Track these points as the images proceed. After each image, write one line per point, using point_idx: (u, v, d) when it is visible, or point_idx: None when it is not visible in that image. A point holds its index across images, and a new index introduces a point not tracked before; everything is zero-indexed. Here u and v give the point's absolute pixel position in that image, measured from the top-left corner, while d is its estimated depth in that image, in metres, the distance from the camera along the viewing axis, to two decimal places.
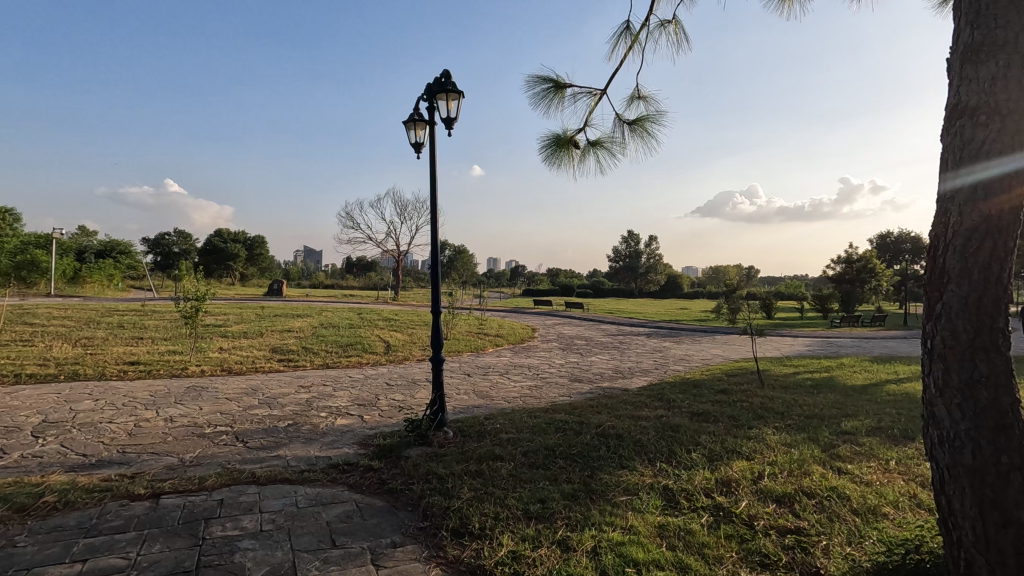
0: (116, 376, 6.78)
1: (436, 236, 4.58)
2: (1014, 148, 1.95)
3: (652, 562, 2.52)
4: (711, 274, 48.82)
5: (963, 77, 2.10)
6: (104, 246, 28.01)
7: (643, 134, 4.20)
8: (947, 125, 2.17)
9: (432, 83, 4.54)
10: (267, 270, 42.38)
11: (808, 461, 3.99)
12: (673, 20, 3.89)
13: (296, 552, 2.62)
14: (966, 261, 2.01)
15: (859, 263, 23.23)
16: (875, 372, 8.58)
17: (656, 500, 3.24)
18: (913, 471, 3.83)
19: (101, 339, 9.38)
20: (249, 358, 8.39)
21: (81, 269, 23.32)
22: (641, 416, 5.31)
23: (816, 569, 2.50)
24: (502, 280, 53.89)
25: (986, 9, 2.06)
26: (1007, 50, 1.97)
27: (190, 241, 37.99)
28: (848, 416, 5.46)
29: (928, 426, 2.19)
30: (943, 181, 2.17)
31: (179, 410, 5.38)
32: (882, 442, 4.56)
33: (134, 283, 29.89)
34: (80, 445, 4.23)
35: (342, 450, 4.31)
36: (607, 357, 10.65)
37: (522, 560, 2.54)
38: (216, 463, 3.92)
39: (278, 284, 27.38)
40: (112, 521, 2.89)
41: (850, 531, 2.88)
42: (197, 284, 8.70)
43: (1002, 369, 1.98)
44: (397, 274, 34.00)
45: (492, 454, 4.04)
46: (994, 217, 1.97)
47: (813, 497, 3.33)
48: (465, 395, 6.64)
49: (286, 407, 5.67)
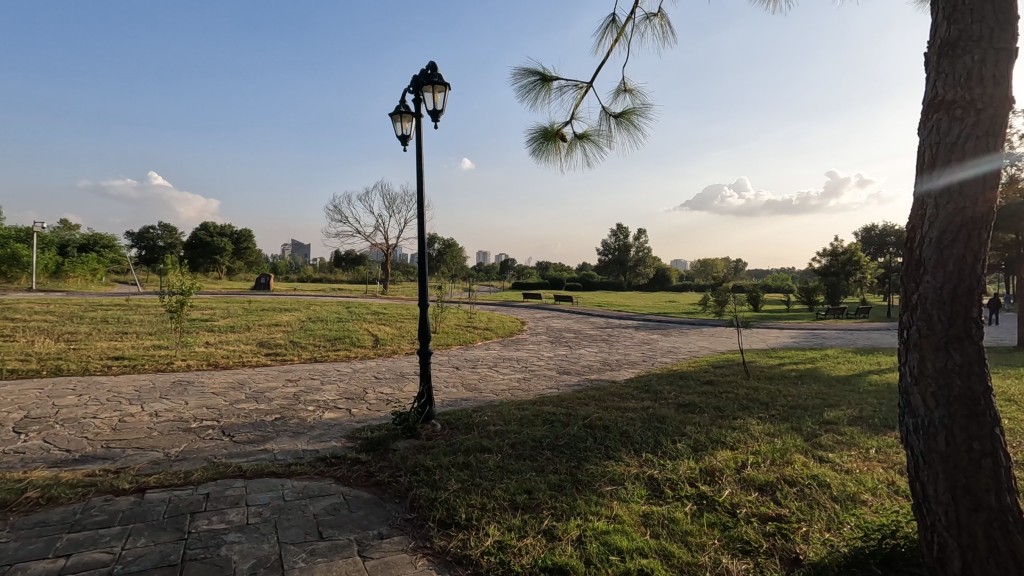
0: (100, 372, 6.71)
1: (423, 227, 4.58)
2: (988, 145, 2.01)
3: (636, 550, 2.56)
4: (699, 269, 49.12)
5: (940, 71, 2.13)
6: (87, 240, 27.50)
7: (629, 128, 4.21)
8: (924, 118, 2.19)
9: (418, 75, 4.51)
10: (255, 264, 41.96)
11: (791, 450, 4.06)
12: (659, 13, 3.88)
13: (283, 545, 2.63)
14: (942, 252, 2.05)
15: (845, 256, 24.05)
16: (858, 363, 8.77)
17: (641, 490, 3.28)
18: (891, 459, 3.92)
19: (84, 335, 9.23)
20: (236, 352, 8.33)
21: (63, 264, 22.92)
22: (628, 407, 5.37)
23: (795, 555, 2.56)
24: (491, 272, 53.91)
25: (963, 4, 2.08)
26: (982, 45, 2.02)
27: (175, 234, 37.62)
28: (831, 406, 5.57)
29: (903, 414, 2.24)
30: (920, 177, 2.19)
31: (164, 405, 5.34)
32: (862, 431, 4.65)
33: (118, 277, 29.54)
34: (63, 441, 4.19)
35: (329, 443, 4.33)
36: (595, 349, 10.73)
37: (508, 550, 2.56)
38: (202, 458, 3.90)
39: (266, 280, 27.28)
40: (96, 516, 2.87)
41: (829, 518, 2.94)
42: (182, 278, 8.57)
43: (974, 358, 2.02)
44: (387, 268, 33.83)
45: (480, 446, 4.06)
46: (970, 209, 2.01)
47: (795, 485, 3.39)
48: (454, 388, 6.68)
49: (273, 401, 5.64)
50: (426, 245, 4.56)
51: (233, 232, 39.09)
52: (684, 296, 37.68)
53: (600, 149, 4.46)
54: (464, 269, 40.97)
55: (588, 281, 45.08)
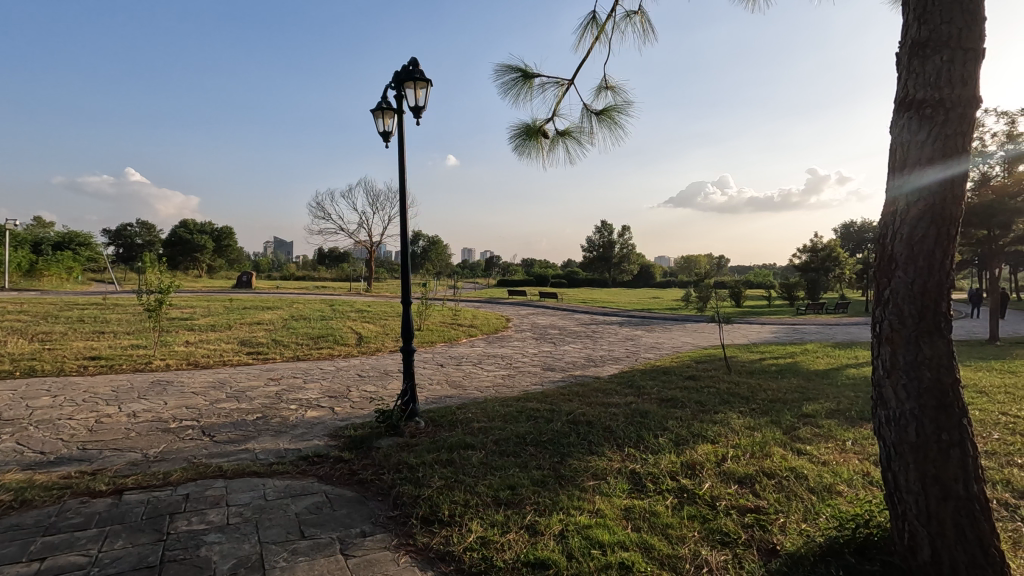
0: (76, 372, 6.58)
1: (405, 223, 4.56)
2: (957, 148, 2.06)
3: (617, 543, 2.59)
4: (683, 265, 49.69)
5: (911, 70, 2.17)
6: (62, 237, 26.81)
7: (610, 125, 4.23)
8: (896, 116, 2.24)
9: (399, 71, 4.49)
10: (236, 261, 41.43)
11: (770, 443, 4.13)
12: (639, 11, 3.90)
13: (264, 544, 2.61)
14: (912, 249, 2.10)
15: (824, 251, 24.70)
16: (836, 357, 8.95)
17: (623, 484, 3.31)
18: (866, 450, 4.00)
19: (59, 335, 9.05)
20: (217, 351, 8.22)
21: (37, 262, 22.39)
22: (611, 402, 5.43)
23: (772, 546, 2.61)
24: (476, 270, 53.85)
25: (932, 5, 2.13)
26: (951, 46, 2.07)
27: (153, 232, 36.96)
28: (809, 399, 5.68)
29: (876, 407, 2.29)
30: (893, 175, 2.24)
31: (142, 405, 5.26)
32: (839, 424, 4.74)
33: (94, 275, 28.92)
34: (38, 443, 4.11)
35: (311, 441, 4.31)
36: (580, 345, 10.81)
37: (490, 546, 2.58)
38: (181, 458, 3.86)
39: (248, 277, 27.14)
40: (72, 519, 2.82)
41: (805, 509, 3.00)
42: (160, 276, 8.44)
43: (944, 352, 2.07)
44: (371, 265, 33.63)
45: (463, 443, 4.06)
46: (940, 209, 2.06)
47: (773, 477, 3.45)
48: (438, 384, 6.69)
49: (255, 400, 5.58)
50: (408, 243, 4.53)
51: (213, 229, 38.52)
52: (669, 296, 31.96)
53: (581, 146, 4.48)
54: (449, 267, 40.98)
55: (573, 279, 45.31)
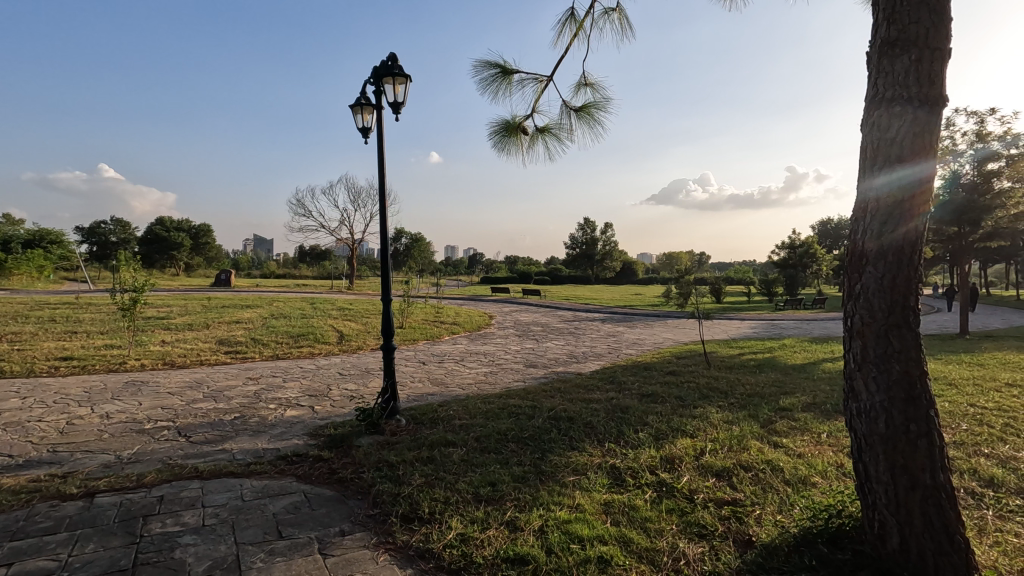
0: (47, 373, 6.43)
1: (384, 219, 4.52)
2: (924, 148, 2.10)
3: (597, 538, 2.60)
4: (664, 261, 50.16)
5: (881, 69, 2.22)
6: (31, 235, 25.98)
7: (590, 122, 4.24)
8: (867, 115, 2.28)
9: (378, 66, 4.44)
10: (215, 259, 40.73)
11: (748, 437, 4.19)
12: (617, 7, 3.91)
13: (241, 545, 2.58)
14: (883, 246, 2.15)
15: (802, 248, 25.14)
16: (813, 351, 9.11)
17: (603, 479, 3.34)
18: (840, 443, 4.09)
19: (29, 335, 8.81)
20: (193, 351, 8.06)
21: (6, 261, 21.69)
22: (592, 398, 5.46)
23: (749, 537, 2.65)
24: (460, 267, 53.76)
25: (901, 4, 2.16)
26: (918, 46, 2.11)
27: (128, 230, 36.09)
28: (786, 393, 5.78)
29: (848, 399, 2.33)
30: (864, 172, 2.28)
31: (116, 406, 5.15)
32: (815, 416, 4.83)
33: (66, 274, 28.20)
34: (5, 446, 4.00)
35: (290, 441, 4.25)
36: (562, 342, 10.85)
37: (470, 542, 2.57)
38: (156, 459, 3.80)
39: (228, 275, 26.75)
40: (41, 523, 2.76)
41: (780, 500, 3.05)
42: (135, 274, 8.23)
43: (912, 344, 2.12)
44: (352, 264, 33.16)
45: (445, 440, 4.05)
46: (909, 208, 2.10)
47: (750, 470, 3.50)
48: (420, 382, 6.65)
49: (232, 400, 5.50)
50: (388, 240, 4.50)
51: (191, 227, 37.77)
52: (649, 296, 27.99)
53: (561, 143, 4.49)
54: (432, 265, 40.82)
55: (556, 276, 45.45)
